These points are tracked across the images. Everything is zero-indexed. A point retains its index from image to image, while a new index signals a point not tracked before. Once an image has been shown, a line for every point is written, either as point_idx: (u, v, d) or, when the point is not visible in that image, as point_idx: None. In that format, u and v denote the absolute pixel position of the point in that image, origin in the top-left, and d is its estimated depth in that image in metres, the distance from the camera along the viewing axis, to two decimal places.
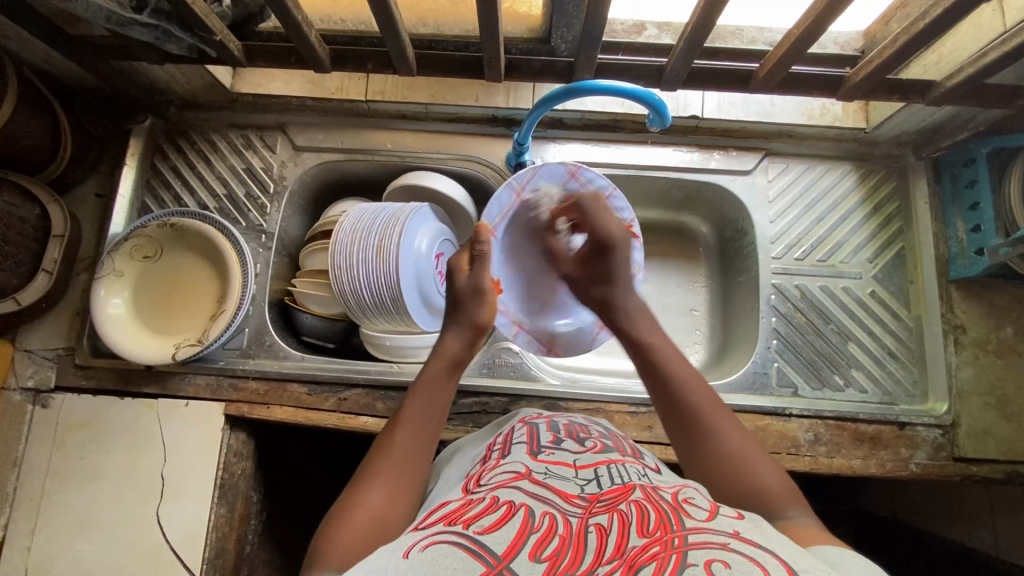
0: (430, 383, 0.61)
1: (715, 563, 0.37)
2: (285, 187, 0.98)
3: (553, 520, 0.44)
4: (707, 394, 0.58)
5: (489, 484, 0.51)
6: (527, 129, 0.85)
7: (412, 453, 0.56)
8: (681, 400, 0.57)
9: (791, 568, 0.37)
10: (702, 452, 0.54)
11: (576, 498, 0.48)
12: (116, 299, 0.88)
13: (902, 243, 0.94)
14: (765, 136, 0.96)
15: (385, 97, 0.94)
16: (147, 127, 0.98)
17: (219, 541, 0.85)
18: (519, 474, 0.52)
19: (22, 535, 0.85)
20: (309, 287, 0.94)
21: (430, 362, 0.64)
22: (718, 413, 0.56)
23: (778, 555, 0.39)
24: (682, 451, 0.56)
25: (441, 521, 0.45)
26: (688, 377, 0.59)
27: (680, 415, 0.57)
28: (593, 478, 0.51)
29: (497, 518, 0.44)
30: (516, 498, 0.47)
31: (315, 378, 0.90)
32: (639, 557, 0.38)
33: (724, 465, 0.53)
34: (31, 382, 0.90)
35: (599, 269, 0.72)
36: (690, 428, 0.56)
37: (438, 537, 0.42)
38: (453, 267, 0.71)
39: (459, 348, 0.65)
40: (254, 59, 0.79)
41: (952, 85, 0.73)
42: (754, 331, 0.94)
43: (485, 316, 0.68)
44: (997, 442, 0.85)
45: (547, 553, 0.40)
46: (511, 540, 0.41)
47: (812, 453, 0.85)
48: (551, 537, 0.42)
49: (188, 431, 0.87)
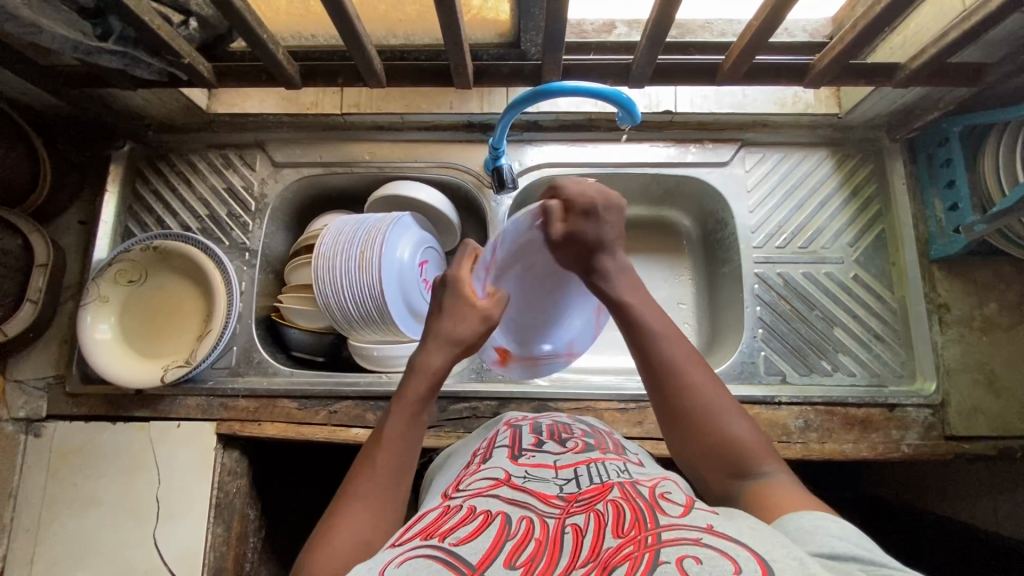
0: (409, 400, 0.60)
1: (686, 560, 0.37)
2: (266, 204, 0.98)
3: (530, 525, 0.44)
4: (681, 344, 0.60)
5: (468, 491, 0.51)
6: (501, 133, 0.84)
7: (394, 473, 0.57)
8: (654, 355, 0.59)
9: (761, 556, 0.37)
10: (677, 411, 0.57)
11: (554, 499, 0.48)
12: (102, 325, 0.88)
13: (881, 226, 0.95)
14: (741, 127, 0.96)
15: (360, 109, 0.95)
16: (126, 151, 0.99)
17: (217, 561, 0.86)
18: (498, 480, 0.52)
19: (21, 564, 0.85)
20: (296, 302, 0.94)
21: (411, 379, 0.61)
22: (695, 363, 0.58)
23: (750, 546, 0.39)
24: (663, 411, 0.58)
25: (418, 536, 0.45)
26: (662, 329, 0.60)
27: (655, 370, 0.59)
28: (573, 477, 0.52)
29: (473, 529, 0.44)
30: (493, 507, 0.47)
31: (305, 392, 0.91)
32: (612, 558, 0.38)
33: (694, 413, 0.56)
34: (23, 413, 0.90)
35: (577, 254, 0.63)
36: (670, 381, 0.57)
37: (413, 552, 0.42)
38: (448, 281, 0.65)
39: (439, 363, 0.62)
40: (225, 80, 0.79)
41: (916, 67, 0.74)
42: (740, 321, 0.94)
43: (463, 332, 0.63)
44: (988, 419, 0.86)
45: (522, 559, 0.40)
46: (486, 548, 0.41)
47: (803, 440, 0.85)
48: (527, 541, 0.42)
49: (181, 453, 0.87)
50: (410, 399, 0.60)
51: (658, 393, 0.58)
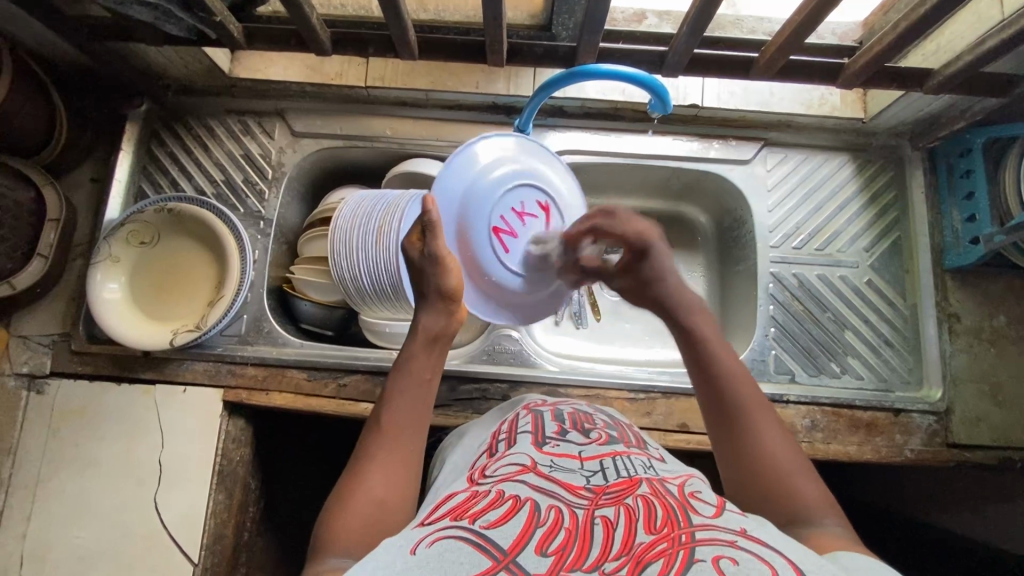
0: (406, 364, 0.64)
1: (723, 560, 0.38)
2: (283, 173, 0.97)
3: (559, 513, 0.44)
4: (754, 392, 0.60)
5: (496, 476, 0.51)
6: (528, 114, 0.83)
7: (403, 432, 0.59)
8: (727, 393, 0.60)
9: (796, 564, 0.39)
10: (738, 450, 0.57)
11: (581, 490, 0.48)
12: (112, 283, 0.87)
13: (898, 233, 0.95)
14: (765, 126, 0.96)
15: (385, 82, 0.94)
16: (142, 112, 0.97)
17: (217, 527, 0.85)
18: (524, 467, 0.52)
19: (18, 521, 0.84)
20: (307, 274, 0.94)
21: (411, 342, 0.65)
22: (763, 411, 0.58)
23: (785, 554, 0.40)
24: (724, 447, 0.58)
25: (447, 516, 0.45)
26: (736, 374, 0.61)
27: (728, 410, 0.59)
28: (599, 470, 0.52)
29: (503, 512, 0.44)
30: (521, 493, 0.47)
31: (315, 364, 0.90)
32: (646, 553, 0.39)
33: (759, 459, 0.56)
34: (26, 368, 0.89)
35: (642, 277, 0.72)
36: (738, 423, 0.58)
37: (443, 532, 0.42)
38: (404, 243, 0.68)
39: (434, 324, 0.66)
40: (254, 41, 0.78)
41: (950, 74, 0.73)
42: (752, 318, 0.95)
43: (451, 283, 0.66)
44: (991, 429, 0.87)
45: (553, 547, 0.40)
46: (517, 534, 0.41)
47: (809, 439, 0.86)
48: (557, 530, 0.42)
49: (186, 417, 0.87)
50: (412, 360, 0.64)
51: (720, 428, 0.59)
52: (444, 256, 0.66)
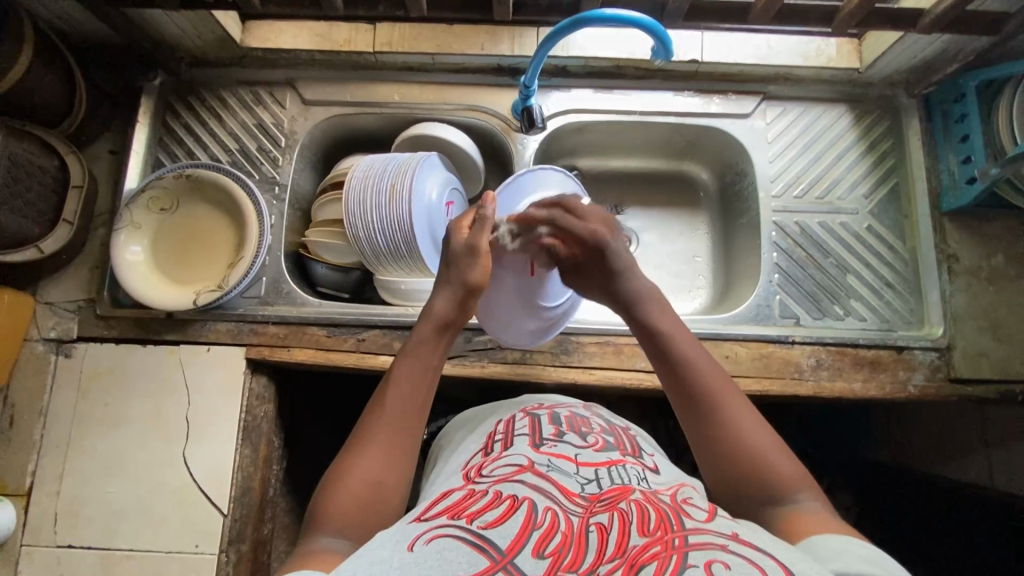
0: (415, 352, 0.64)
1: (715, 564, 0.40)
2: (296, 141, 1.00)
3: (555, 517, 0.47)
4: (714, 373, 0.61)
5: (493, 477, 0.54)
6: (534, 69, 0.86)
7: (402, 416, 0.60)
8: (687, 379, 0.60)
9: (785, 566, 0.41)
10: (713, 445, 0.57)
11: (577, 497, 0.50)
12: (135, 246, 0.90)
13: (896, 179, 0.98)
14: (763, 80, 0.99)
15: (392, 48, 0.97)
16: (158, 85, 1.00)
17: (244, 480, 0.88)
18: (521, 467, 0.54)
19: (52, 479, 0.87)
20: (321, 236, 0.96)
21: (420, 323, 0.66)
22: (726, 393, 0.59)
23: (776, 557, 0.43)
24: (696, 438, 0.59)
25: (444, 513, 0.48)
26: (693, 357, 0.62)
27: (691, 397, 0.60)
28: (594, 478, 0.54)
29: (500, 513, 0.47)
30: (519, 493, 0.49)
31: (334, 321, 0.93)
32: (640, 556, 0.42)
33: (733, 444, 0.56)
34: (54, 333, 0.91)
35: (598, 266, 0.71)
36: (702, 409, 0.59)
37: (441, 530, 0.45)
38: (453, 227, 0.72)
39: (444, 309, 0.67)
40: (269, 3, 0.81)
41: (941, 11, 0.76)
42: (756, 266, 0.97)
43: (476, 277, 0.69)
44: (992, 364, 0.89)
45: (549, 549, 0.43)
46: (516, 534, 0.44)
47: (814, 378, 0.89)
48: (553, 533, 0.45)
49: (212, 374, 0.89)
50: (420, 345, 0.65)
51: (689, 417, 0.60)
52: (481, 248, 0.69)
